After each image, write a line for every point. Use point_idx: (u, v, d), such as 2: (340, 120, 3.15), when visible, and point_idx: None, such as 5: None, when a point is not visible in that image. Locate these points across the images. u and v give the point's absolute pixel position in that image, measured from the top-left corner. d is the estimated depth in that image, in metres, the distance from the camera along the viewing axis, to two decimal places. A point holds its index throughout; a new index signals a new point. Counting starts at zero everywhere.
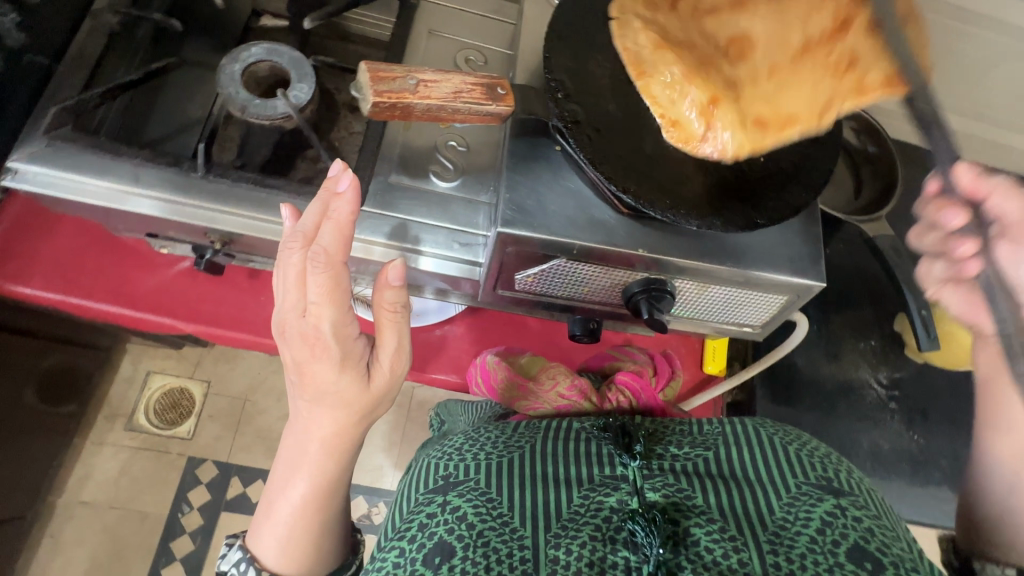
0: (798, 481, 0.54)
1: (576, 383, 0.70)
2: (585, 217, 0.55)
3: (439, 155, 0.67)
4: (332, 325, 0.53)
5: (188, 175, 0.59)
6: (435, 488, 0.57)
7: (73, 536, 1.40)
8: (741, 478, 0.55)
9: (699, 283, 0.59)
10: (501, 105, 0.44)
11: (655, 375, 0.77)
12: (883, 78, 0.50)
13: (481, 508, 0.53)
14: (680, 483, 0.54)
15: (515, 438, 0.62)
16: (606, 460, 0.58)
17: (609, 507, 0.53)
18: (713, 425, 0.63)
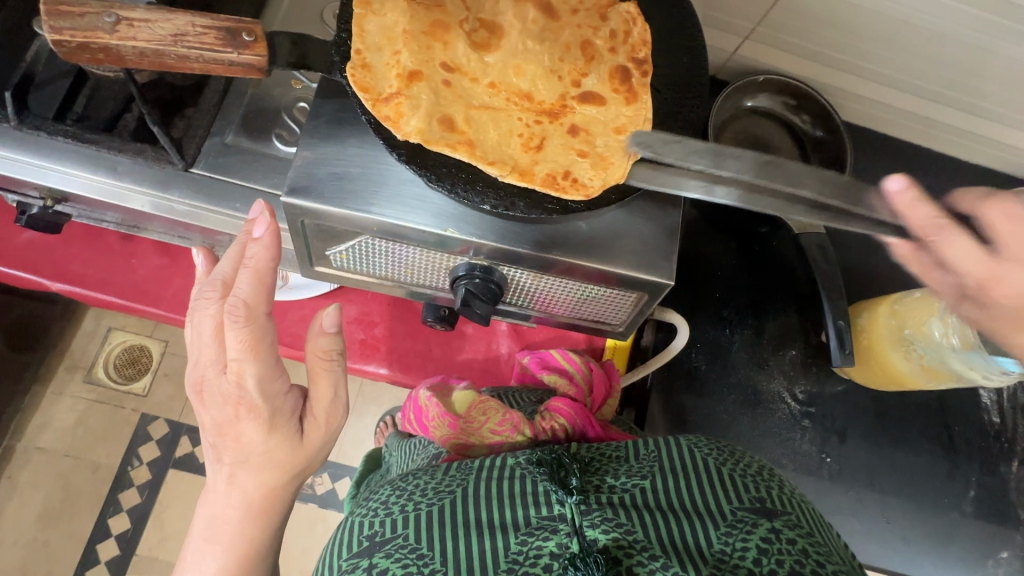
0: (733, 506, 0.52)
1: (508, 416, 0.66)
2: (390, 189, 0.49)
3: (286, 116, 0.62)
4: (260, 388, 0.52)
5: (2, 124, 0.56)
6: (361, 548, 0.53)
7: (28, 479, 1.46)
8: (679, 508, 0.52)
9: (529, 272, 0.52)
10: (243, 53, 0.38)
11: (591, 396, 0.71)
12: (553, 173, 0.45)
13: (413, 567, 0.49)
14: (619, 516, 0.50)
15: (448, 479, 0.57)
16: (542, 499, 0.53)
17: (547, 554, 0.49)
18: (648, 446, 0.59)
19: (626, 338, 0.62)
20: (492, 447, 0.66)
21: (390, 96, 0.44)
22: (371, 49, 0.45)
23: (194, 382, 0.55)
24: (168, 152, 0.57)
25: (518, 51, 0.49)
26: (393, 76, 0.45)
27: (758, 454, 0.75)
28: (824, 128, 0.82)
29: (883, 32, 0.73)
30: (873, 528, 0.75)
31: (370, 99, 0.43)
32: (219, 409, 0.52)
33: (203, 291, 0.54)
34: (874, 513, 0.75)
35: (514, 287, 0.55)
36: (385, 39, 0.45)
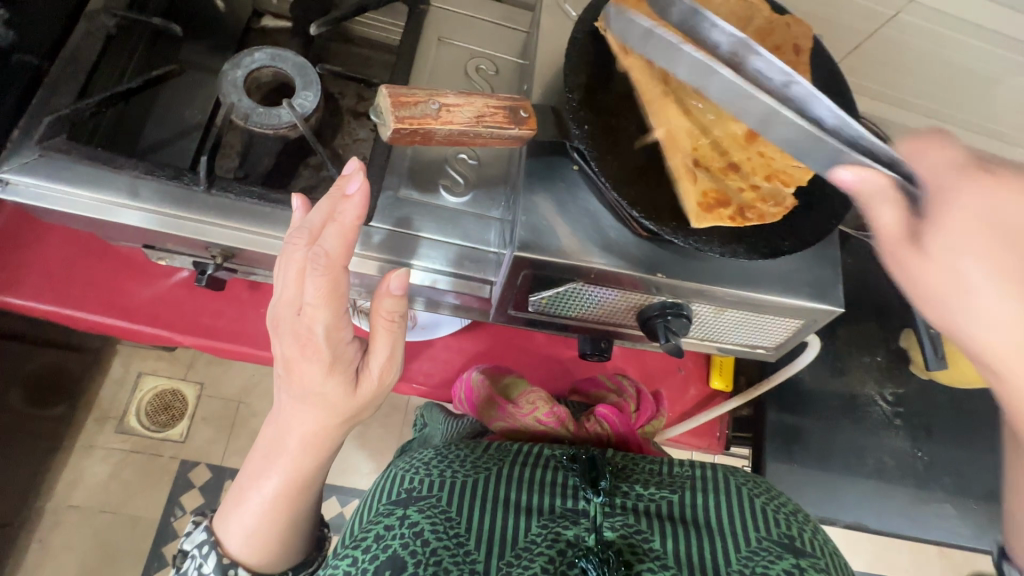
0: (760, 535, 0.52)
1: (557, 410, 0.67)
2: (603, 240, 0.53)
3: (450, 168, 0.65)
4: (325, 331, 0.49)
5: (188, 187, 0.57)
6: (396, 500, 0.54)
7: (61, 541, 1.37)
8: (703, 528, 0.52)
9: (716, 306, 0.57)
10: (523, 129, 0.42)
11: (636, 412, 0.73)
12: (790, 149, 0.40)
13: (439, 528, 0.50)
14: (641, 524, 0.51)
15: (486, 456, 0.59)
16: (569, 491, 0.54)
17: (565, 540, 0.50)
18: (684, 466, 0.60)
19: (772, 360, 0.67)
20: (534, 434, 0.68)
21: None
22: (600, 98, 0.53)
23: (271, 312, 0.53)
24: None
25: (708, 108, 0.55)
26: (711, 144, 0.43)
27: (860, 455, 0.83)
28: None
29: (944, 79, 0.82)
30: (961, 512, 0.83)
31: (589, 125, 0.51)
32: (286, 342, 0.49)
33: (293, 239, 0.51)
34: (963, 500, 0.84)
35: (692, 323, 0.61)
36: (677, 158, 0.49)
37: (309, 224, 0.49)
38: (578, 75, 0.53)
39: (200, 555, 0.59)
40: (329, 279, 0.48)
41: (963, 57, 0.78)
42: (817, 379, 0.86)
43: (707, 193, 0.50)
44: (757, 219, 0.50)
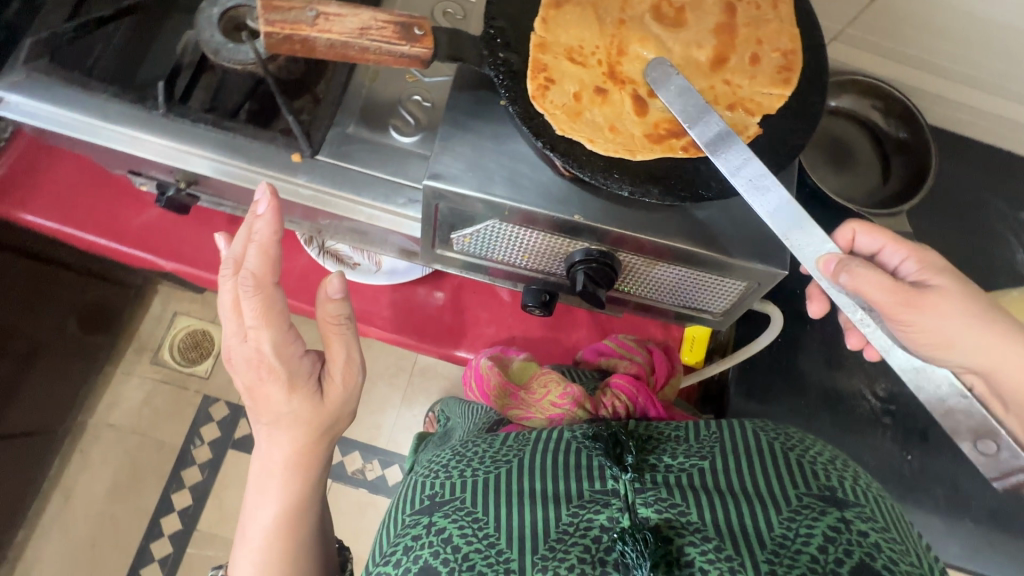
0: (799, 491, 0.50)
1: (569, 390, 0.66)
2: (524, 178, 0.52)
3: (403, 110, 0.65)
4: (275, 352, 0.52)
5: (151, 112, 0.61)
6: (422, 508, 0.56)
7: (98, 454, 1.53)
8: (740, 492, 0.51)
9: (646, 258, 0.54)
10: (416, 47, 0.42)
11: (654, 375, 0.73)
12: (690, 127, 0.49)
13: (468, 531, 0.51)
14: (673, 497, 0.51)
15: (503, 450, 0.59)
16: (596, 473, 0.54)
17: (596, 528, 0.50)
18: (710, 428, 0.58)
19: (723, 328, 0.63)
20: (550, 418, 0.67)
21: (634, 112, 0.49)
22: (555, 29, 0.49)
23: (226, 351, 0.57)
24: (301, 141, 0.61)
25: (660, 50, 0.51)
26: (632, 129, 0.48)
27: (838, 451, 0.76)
28: (908, 129, 0.83)
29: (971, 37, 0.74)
30: (947, 526, 0.75)
31: (534, 56, 0.47)
32: (244, 370, 0.54)
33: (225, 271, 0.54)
34: (951, 513, 0.76)
35: (626, 274, 0.58)
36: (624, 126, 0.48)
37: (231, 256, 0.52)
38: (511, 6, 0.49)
39: None
40: (262, 297, 0.51)
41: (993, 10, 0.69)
42: (799, 365, 0.79)
43: (658, 124, 0.49)
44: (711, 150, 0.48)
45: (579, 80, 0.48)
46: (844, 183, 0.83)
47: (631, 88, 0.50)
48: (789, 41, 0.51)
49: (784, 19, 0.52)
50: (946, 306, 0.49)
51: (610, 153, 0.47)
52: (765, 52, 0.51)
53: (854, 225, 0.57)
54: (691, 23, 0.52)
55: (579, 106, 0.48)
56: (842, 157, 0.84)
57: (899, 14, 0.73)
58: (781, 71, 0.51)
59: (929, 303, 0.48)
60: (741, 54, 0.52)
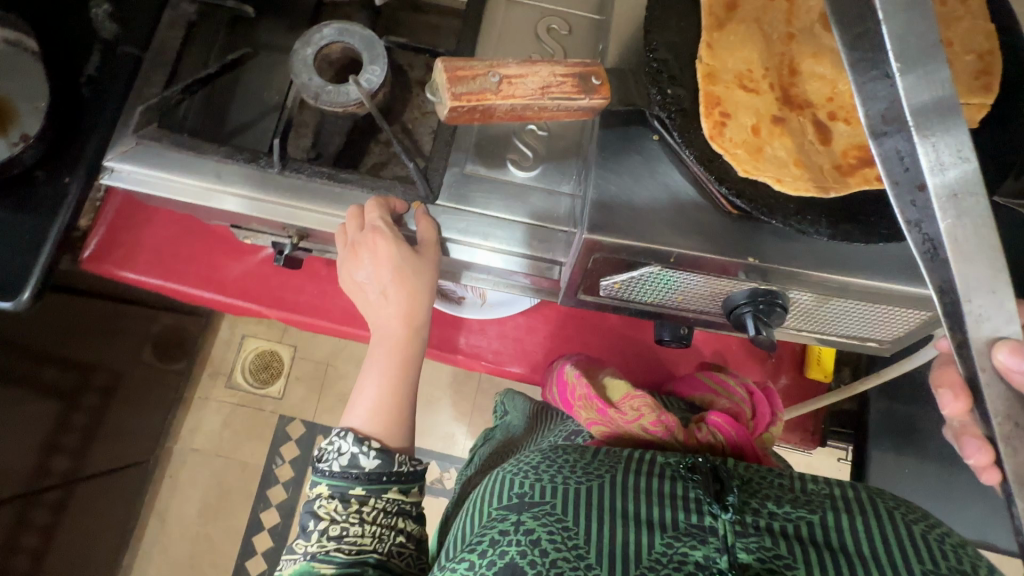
0: (925, 567, 0.44)
1: (664, 419, 0.63)
2: (686, 221, 0.48)
3: (518, 142, 0.61)
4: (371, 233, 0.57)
5: (263, 171, 0.58)
6: (509, 505, 0.52)
7: (186, 478, 1.58)
8: (852, 551, 0.46)
9: (821, 296, 0.50)
10: (595, 98, 0.37)
11: (753, 420, 0.65)
12: None
13: (557, 537, 0.48)
14: (778, 548, 0.46)
15: (596, 463, 0.56)
16: (693, 506, 0.50)
17: (692, 563, 0.46)
18: (819, 482, 0.53)
19: (885, 355, 0.59)
20: (639, 441, 0.64)
21: (815, 140, 0.44)
22: (721, 54, 0.44)
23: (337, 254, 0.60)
24: (420, 187, 0.58)
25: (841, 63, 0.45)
26: (817, 161, 0.43)
27: None
28: None
29: None
30: None
31: (707, 89, 0.42)
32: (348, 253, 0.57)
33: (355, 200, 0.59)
34: None
35: (790, 311, 0.53)
36: (808, 156, 0.43)
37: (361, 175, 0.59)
38: (670, 30, 0.44)
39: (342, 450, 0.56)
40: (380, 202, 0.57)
41: None
42: None
43: (847, 152, 0.43)
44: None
45: (755, 110, 0.43)
46: None
47: (811, 112, 0.44)
48: (986, 40, 0.45)
49: (975, 15, 0.46)
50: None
51: (802, 192, 0.42)
52: (957, 55, 0.45)
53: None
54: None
55: (758, 141, 0.43)
56: None
57: None
58: (980, 75, 0.44)
59: None
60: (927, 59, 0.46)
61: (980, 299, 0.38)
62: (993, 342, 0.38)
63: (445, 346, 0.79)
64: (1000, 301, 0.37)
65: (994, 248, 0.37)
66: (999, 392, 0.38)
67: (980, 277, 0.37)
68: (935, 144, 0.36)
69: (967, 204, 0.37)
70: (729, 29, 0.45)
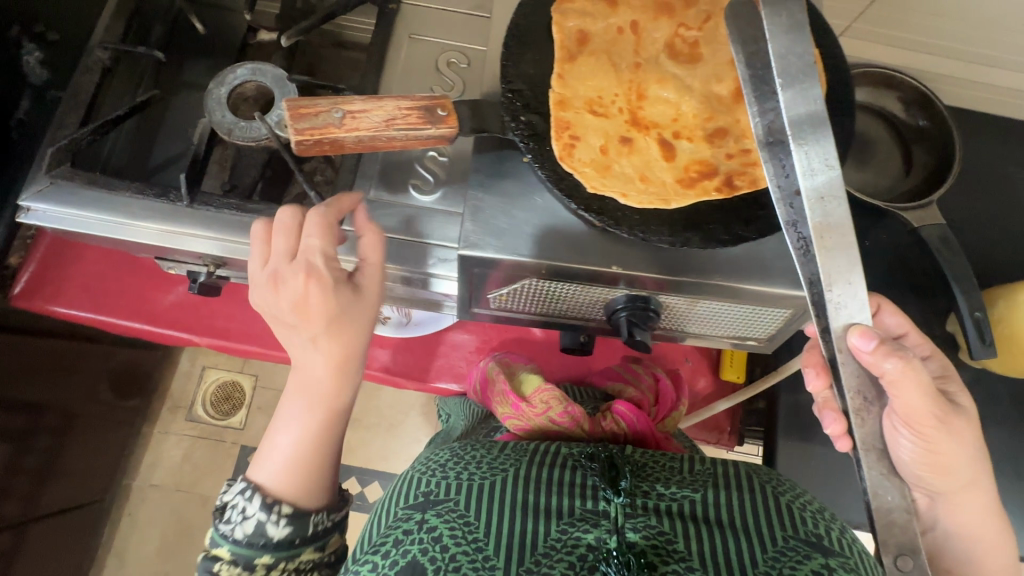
0: (788, 534, 0.50)
1: (571, 410, 0.64)
2: (555, 235, 0.51)
3: (420, 167, 0.65)
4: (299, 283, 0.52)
5: (174, 204, 0.61)
6: (414, 503, 0.53)
7: (146, 514, 1.56)
8: (727, 525, 0.51)
9: (689, 299, 0.53)
10: (441, 127, 0.42)
11: (656, 405, 0.70)
12: (729, 170, 0.47)
13: (458, 531, 0.50)
14: (662, 526, 0.50)
15: (501, 457, 0.57)
16: (589, 492, 0.53)
17: (585, 546, 0.49)
18: (704, 462, 0.58)
19: (769, 352, 0.62)
20: (547, 434, 0.64)
21: (660, 159, 0.48)
22: (572, 83, 0.48)
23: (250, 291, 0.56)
24: (323, 214, 0.61)
25: (682, 89, 0.50)
26: (661, 177, 0.47)
27: None
28: (928, 118, 0.81)
29: (987, 20, 0.71)
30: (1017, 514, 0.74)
31: (556, 115, 0.46)
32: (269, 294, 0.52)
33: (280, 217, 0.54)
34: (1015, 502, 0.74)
35: (667, 315, 0.58)
36: (654, 173, 0.47)
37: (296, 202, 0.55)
38: (525, 63, 0.49)
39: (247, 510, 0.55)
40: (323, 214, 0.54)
41: None
42: None
43: (687, 167, 0.48)
44: (749, 185, 0.47)
45: (602, 132, 0.47)
46: (868, 177, 0.82)
47: (656, 132, 0.49)
48: None
49: None
50: (966, 434, 0.56)
51: (645, 205, 0.46)
52: None
53: (885, 305, 0.63)
54: (707, 56, 0.51)
55: (606, 160, 0.47)
56: (862, 151, 0.83)
57: (901, 6, 0.72)
58: None
59: (955, 427, 0.55)
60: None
61: (837, 289, 0.42)
62: (849, 328, 0.43)
63: (373, 364, 0.81)
64: (853, 291, 0.42)
65: (852, 247, 0.41)
66: (853, 370, 0.45)
67: (839, 269, 0.42)
68: (811, 152, 0.40)
69: (831, 208, 0.40)
70: (581, 61, 0.49)
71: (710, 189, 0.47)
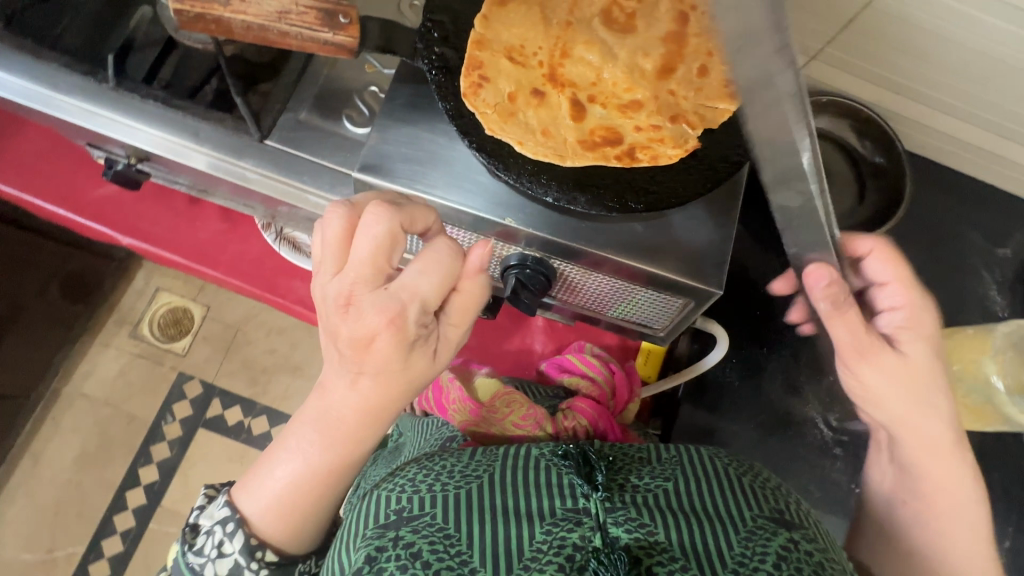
0: (754, 513, 0.49)
1: (532, 412, 0.67)
2: (452, 177, 0.50)
3: (358, 99, 0.64)
4: (378, 245, 0.45)
5: (100, 85, 0.60)
6: (385, 523, 0.50)
7: (70, 422, 1.54)
8: (699, 511, 0.49)
9: (581, 267, 0.54)
10: (339, 34, 0.41)
11: (614, 398, 0.73)
12: (633, 141, 0.47)
13: (439, 546, 0.47)
14: (642, 516, 0.48)
15: (473, 463, 0.54)
16: (567, 491, 0.50)
17: (571, 545, 0.47)
18: (671, 450, 0.56)
19: (665, 342, 0.63)
20: (511, 439, 0.66)
21: (568, 119, 0.47)
22: (495, 27, 0.48)
23: (298, 427, 0.54)
24: (248, 124, 0.60)
25: (609, 54, 0.49)
26: (564, 133, 0.47)
27: (782, 477, 0.75)
28: (885, 155, 0.81)
29: (955, 67, 0.71)
30: None
31: (470, 53, 0.46)
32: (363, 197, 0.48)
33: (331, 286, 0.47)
34: None
35: (563, 282, 0.58)
36: (559, 130, 0.47)
37: (350, 267, 0.46)
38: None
39: (221, 531, 0.57)
40: (367, 355, 0.46)
41: (978, 39, 0.66)
42: (749, 386, 0.78)
43: (593, 131, 0.47)
44: (649, 160, 0.46)
45: (514, 80, 0.47)
46: None
47: (571, 91, 0.49)
48: None
49: None
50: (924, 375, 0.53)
51: (540, 157, 0.45)
52: (715, 63, 0.49)
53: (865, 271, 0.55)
54: (640, 29, 0.50)
55: (513, 108, 0.46)
56: None
57: (872, 38, 0.72)
58: (728, 84, 0.49)
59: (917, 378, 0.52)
60: (688, 65, 0.50)
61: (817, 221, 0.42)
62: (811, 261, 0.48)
63: (290, 296, 0.80)
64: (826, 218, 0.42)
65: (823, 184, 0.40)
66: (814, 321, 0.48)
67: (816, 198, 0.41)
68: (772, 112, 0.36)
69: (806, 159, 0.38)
70: (511, 7, 0.49)
71: (609, 156, 0.46)
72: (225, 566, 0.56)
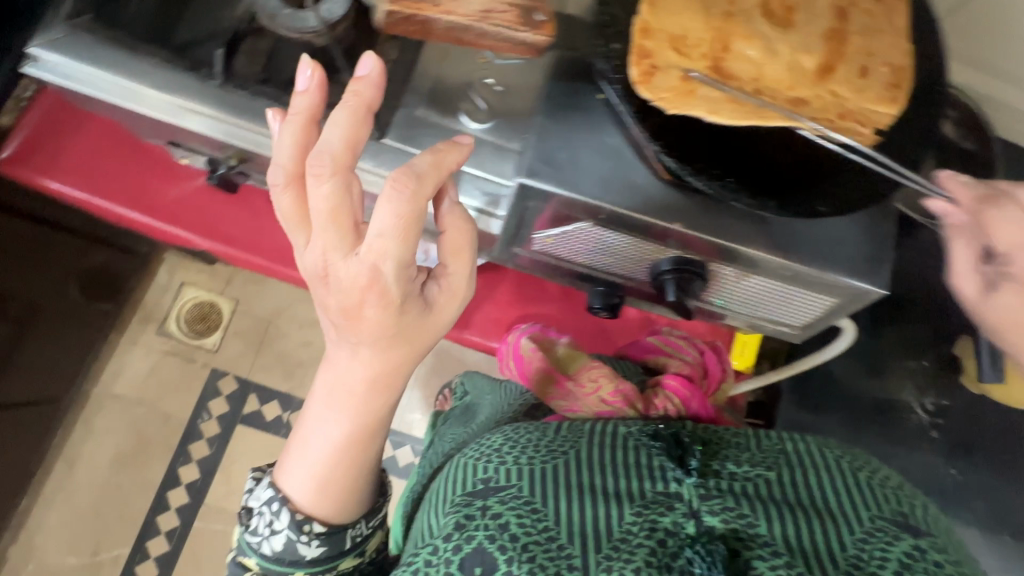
0: (873, 513, 0.46)
1: (621, 389, 0.65)
2: (621, 179, 0.51)
3: (473, 94, 0.59)
4: (328, 202, 0.43)
5: (206, 82, 0.56)
6: (473, 490, 0.49)
7: (103, 423, 1.50)
8: (809, 506, 0.46)
9: (740, 271, 0.54)
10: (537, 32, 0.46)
11: (705, 379, 0.72)
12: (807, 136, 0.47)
13: (525, 520, 0.45)
14: (741, 506, 0.45)
15: (559, 439, 0.53)
16: (657, 473, 0.48)
17: (662, 530, 0.45)
18: (773, 438, 0.53)
19: (798, 340, 0.64)
20: (598, 415, 0.64)
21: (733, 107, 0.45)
22: (661, 14, 0.47)
23: (314, 399, 0.55)
24: (368, 124, 0.56)
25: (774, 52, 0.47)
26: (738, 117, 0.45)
27: None
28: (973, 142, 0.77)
29: None
30: None
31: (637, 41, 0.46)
32: (287, 138, 0.45)
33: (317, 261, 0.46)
34: None
35: (712, 284, 0.58)
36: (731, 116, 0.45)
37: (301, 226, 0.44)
38: None
39: (269, 512, 0.55)
40: (375, 318, 0.46)
41: None
42: None
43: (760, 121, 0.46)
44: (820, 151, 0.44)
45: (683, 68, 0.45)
46: None
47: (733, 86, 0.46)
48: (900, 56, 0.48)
49: (898, 30, 0.49)
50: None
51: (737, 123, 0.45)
52: (875, 65, 0.48)
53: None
54: (800, 24, 0.48)
55: (691, 86, 0.46)
56: None
57: None
58: (891, 87, 0.47)
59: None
60: (848, 65, 0.48)
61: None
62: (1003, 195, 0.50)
63: None
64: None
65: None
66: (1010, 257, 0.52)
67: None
68: None
69: None
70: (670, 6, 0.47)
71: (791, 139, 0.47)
72: (280, 542, 0.54)
